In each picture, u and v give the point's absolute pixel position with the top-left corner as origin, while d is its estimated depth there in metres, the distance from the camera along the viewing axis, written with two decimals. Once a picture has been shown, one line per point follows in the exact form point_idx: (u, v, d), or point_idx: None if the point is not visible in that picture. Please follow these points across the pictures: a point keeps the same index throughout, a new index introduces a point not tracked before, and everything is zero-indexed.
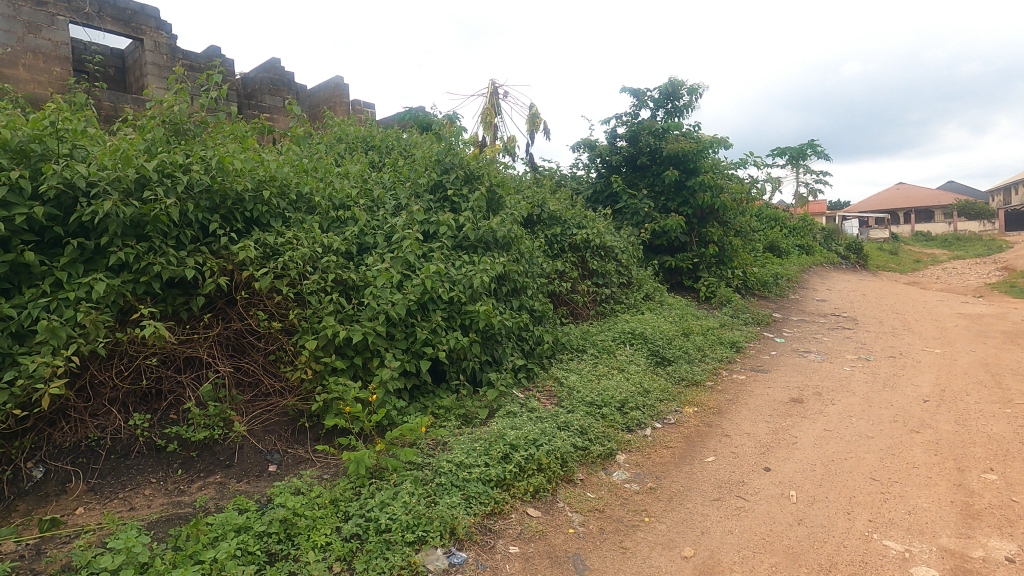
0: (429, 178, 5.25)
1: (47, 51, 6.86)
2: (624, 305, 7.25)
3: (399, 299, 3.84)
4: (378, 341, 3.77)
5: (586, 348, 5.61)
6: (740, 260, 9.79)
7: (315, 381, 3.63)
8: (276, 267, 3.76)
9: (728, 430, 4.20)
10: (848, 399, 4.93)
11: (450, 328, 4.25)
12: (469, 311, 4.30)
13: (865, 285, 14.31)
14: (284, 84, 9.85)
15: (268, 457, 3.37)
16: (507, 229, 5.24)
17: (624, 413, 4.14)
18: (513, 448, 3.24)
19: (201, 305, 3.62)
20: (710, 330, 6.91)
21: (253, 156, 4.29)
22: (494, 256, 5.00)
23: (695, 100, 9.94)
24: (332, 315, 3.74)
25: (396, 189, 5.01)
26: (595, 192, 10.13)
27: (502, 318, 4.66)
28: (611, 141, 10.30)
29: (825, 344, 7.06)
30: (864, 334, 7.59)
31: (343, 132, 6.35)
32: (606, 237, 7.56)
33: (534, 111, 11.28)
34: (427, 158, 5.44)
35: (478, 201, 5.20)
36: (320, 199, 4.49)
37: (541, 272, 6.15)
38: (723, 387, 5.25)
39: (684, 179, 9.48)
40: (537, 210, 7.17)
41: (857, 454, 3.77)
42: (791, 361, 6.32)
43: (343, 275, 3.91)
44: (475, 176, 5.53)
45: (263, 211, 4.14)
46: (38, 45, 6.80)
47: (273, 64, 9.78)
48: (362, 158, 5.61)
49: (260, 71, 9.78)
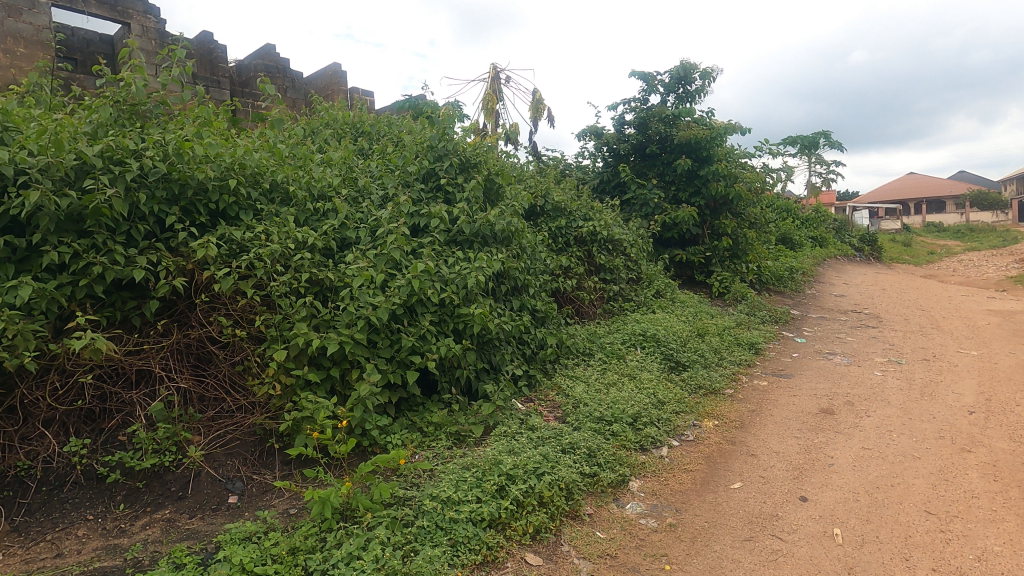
0: (421, 166, 4.77)
1: (28, 36, 6.39)
2: (634, 303, 6.78)
3: (381, 302, 3.38)
4: (358, 352, 3.32)
5: (594, 352, 5.15)
6: (754, 254, 9.28)
7: (285, 397, 3.19)
8: (241, 266, 3.31)
9: (754, 449, 3.73)
10: (884, 410, 4.45)
11: (441, 333, 3.80)
12: (463, 314, 3.85)
13: (882, 278, 13.76)
14: (279, 70, 9.33)
15: (229, 486, 2.94)
16: (506, 222, 4.76)
17: (637, 430, 3.68)
18: (510, 478, 2.78)
19: (156, 309, 3.17)
20: (726, 329, 6.44)
21: (220, 141, 3.83)
22: (492, 252, 4.54)
23: (708, 84, 9.39)
24: (306, 321, 3.28)
25: (383, 178, 4.53)
26: (601, 182, 9.62)
27: (500, 322, 4.21)
28: (618, 128, 9.77)
29: (850, 344, 6.57)
30: (891, 333, 7.09)
31: (330, 117, 5.88)
32: (615, 229, 7.06)
33: (538, 97, 10.75)
34: (419, 144, 4.96)
35: (475, 190, 4.71)
36: (297, 190, 4.02)
37: (545, 270, 5.68)
38: (745, 396, 4.79)
39: (697, 168, 8.96)
40: (540, 201, 6.68)
41: (905, 480, 3.30)
42: (814, 364, 5.85)
43: (319, 276, 3.45)
44: (473, 164, 5.05)
45: (231, 203, 3.69)
46: (19, 30, 6.33)
47: (268, 50, 9.28)
48: (349, 145, 5.13)
49: (254, 58, 9.28)
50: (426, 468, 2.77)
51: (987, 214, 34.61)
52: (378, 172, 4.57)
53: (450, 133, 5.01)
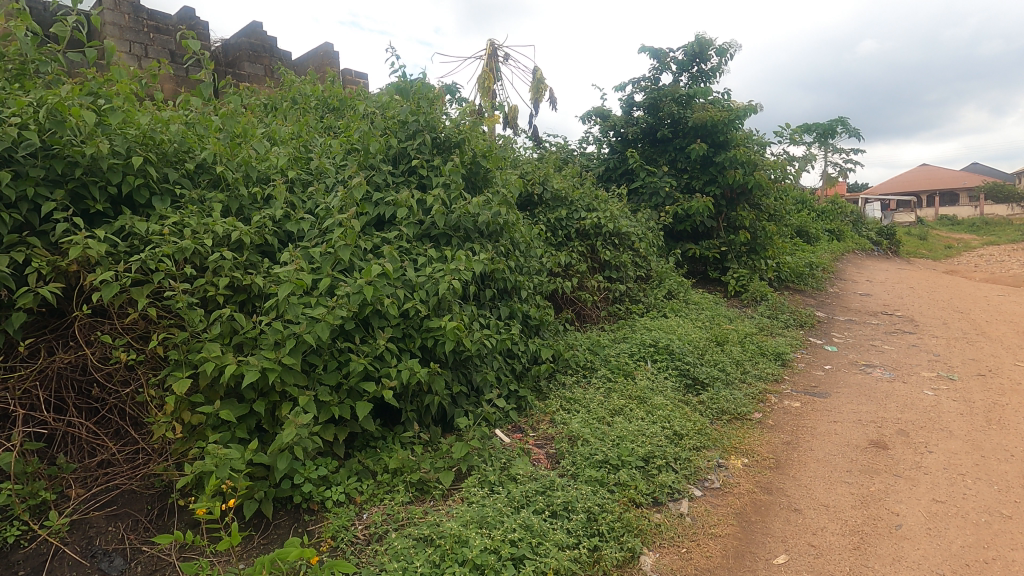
0: (390, 146, 3.99)
1: None
2: (642, 305, 6.01)
3: (321, 315, 2.62)
4: (289, 381, 2.56)
5: (596, 365, 4.39)
6: (774, 248, 8.47)
7: (191, 440, 2.45)
8: (137, 268, 2.55)
9: (796, 502, 2.95)
10: (948, 443, 3.68)
11: (403, 352, 3.05)
12: (432, 328, 3.09)
13: (906, 275, 12.88)
14: (267, 50, 8.31)
15: (104, 565, 2.24)
16: (492, 213, 3.99)
17: (650, 476, 2.93)
18: (477, 569, 2.08)
19: (21, 325, 2.42)
20: (748, 336, 5.66)
21: (129, 109, 3.06)
22: (473, 250, 3.78)
23: (725, 62, 8.53)
24: (221, 341, 2.54)
25: (343, 159, 3.75)
26: (607, 169, 8.81)
27: (481, 335, 3.46)
28: (626, 111, 8.94)
29: (887, 354, 5.78)
30: (932, 341, 6.30)
31: (294, 92, 5.11)
32: (621, 221, 6.26)
33: (540, 76, 9.89)
34: (389, 118, 4.16)
35: (454, 174, 3.92)
36: (228, 170, 3.24)
37: (540, 269, 4.92)
38: (775, 421, 4.03)
39: (712, 155, 8.14)
40: (538, 189, 5.89)
41: (1000, 552, 2.53)
42: (849, 378, 5.08)
43: (244, 280, 2.69)
44: (454, 144, 4.27)
45: (139, 187, 2.93)
46: None
47: (255, 27, 8.26)
48: (309, 122, 4.35)
49: (240, 37, 8.24)
50: (350, 568, 2.00)
51: (1004, 207, 33.54)
52: (336, 152, 3.78)
53: (426, 105, 4.22)
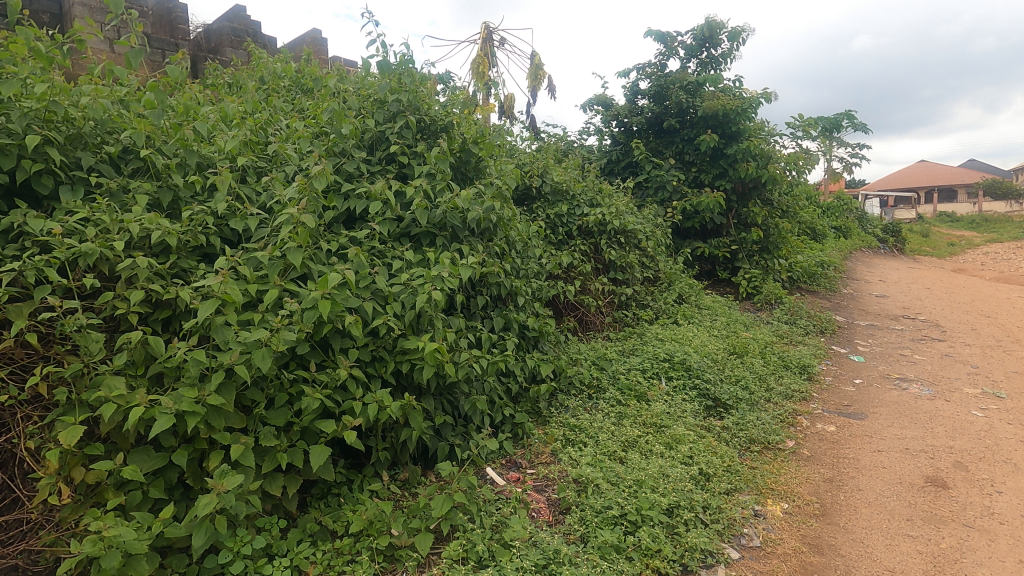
0: (365, 129, 3.39)
1: None
2: (651, 310, 5.46)
3: (261, 339, 2.05)
4: (218, 425, 1.99)
5: (603, 383, 3.84)
6: (787, 247, 7.93)
7: (86, 505, 1.88)
8: (20, 279, 1.97)
9: (855, 566, 2.40)
10: (1019, 480, 3.14)
11: (372, 380, 2.49)
12: (408, 349, 2.53)
13: (919, 275, 12.36)
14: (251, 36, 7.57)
15: None
16: (483, 209, 3.42)
17: (678, 535, 2.37)
18: None
19: None
20: (768, 346, 5.13)
21: (33, 77, 2.49)
22: (460, 252, 3.22)
23: (737, 47, 7.94)
24: (129, 374, 1.97)
25: (305, 142, 3.14)
26: (610, 161, 8.23)
27: (469, 355, 2.90)
28: (630, 99, 8.36)
29: (919, 366, 5.25)
30: (966, 350, 5.77)
31: (262, 72, 4.51)
32: (628, 218, 5.68)
33: (538, 62, 9.25)
34: (365, 96, 3.57)
35: (439, 162, 3.34)
36: (159, 155, 2.67)
37: (539, 271, 4.35)
38: (810, 450, 3.49)
39: (724, 146, 7.57)
40: (536, 181, 5.30)
41: None
42: (884, 395, 4.56)
43: (163, 294, 2.12)
44: (441, 128, 3.68)
45: (40, 175, 2.36)
46: None
47: (238, 10, 7.49)
48: (273, 101, 3.76)
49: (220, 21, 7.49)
50: None
51: (1004, 204, 33.25)
52: (296, 134, 3.16)
53: (408, 80, 3.62)
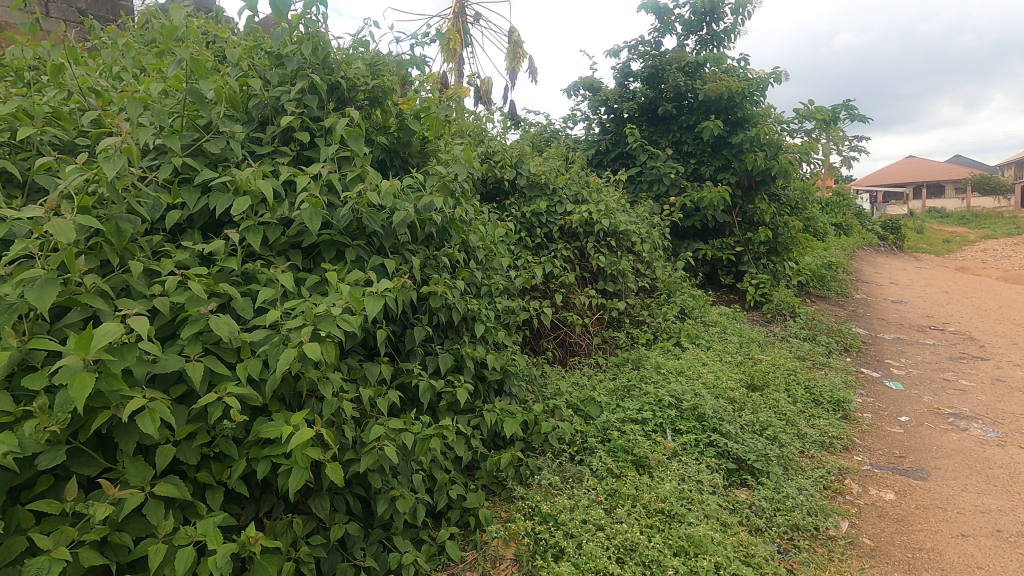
0: (249, 93, 2.37)
1: None
2: (647, 328, 4.53)
3: None
4: None
5: (589, 440, 2.87)
6: (797, 248, 7.02)
7: None
8: None
9: None
10: None
11: (205, 495, 1.52)
12: (264, 440, 1.56)
13: (929, 276, 11.50)
14: None
15: None
16: (420, 208, 2.42)
17: None
18: None
19: None
20: (791, 371, 4.21)
21: None
22: (381, 269, 2.23)
23: (741, 21, 6.98)
24: None
25: (147, 107, 2.11)
26: (598, 152, 7.26)
27: (384, 430, 1.94)
28: (621, 81, 7.38)
29: (970, 396, 4.35)
30: (1019, 373, 4.87)
31: (149, 29, 3.48)
32: (619, 216, 4.71)
33: (517, 39, 8.24)
34: (252, 48, 2.54)
35: (352, 141, 2.33)
36: None
37: (510, 286, 3.37)
38: (872, 537, 2.55)
39: (727, 135, 6.64)
40: (508, 172, 4.33)
41: None
42: (940, 438, 3.65)
43: None
44: (366, 96, 2.67)
45: None
46: None
47: None
48: (135, 57, 2.73)
49: None
50: None
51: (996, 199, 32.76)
52: (133, 95, 2.13)
53: (317, 26, 2.57)
